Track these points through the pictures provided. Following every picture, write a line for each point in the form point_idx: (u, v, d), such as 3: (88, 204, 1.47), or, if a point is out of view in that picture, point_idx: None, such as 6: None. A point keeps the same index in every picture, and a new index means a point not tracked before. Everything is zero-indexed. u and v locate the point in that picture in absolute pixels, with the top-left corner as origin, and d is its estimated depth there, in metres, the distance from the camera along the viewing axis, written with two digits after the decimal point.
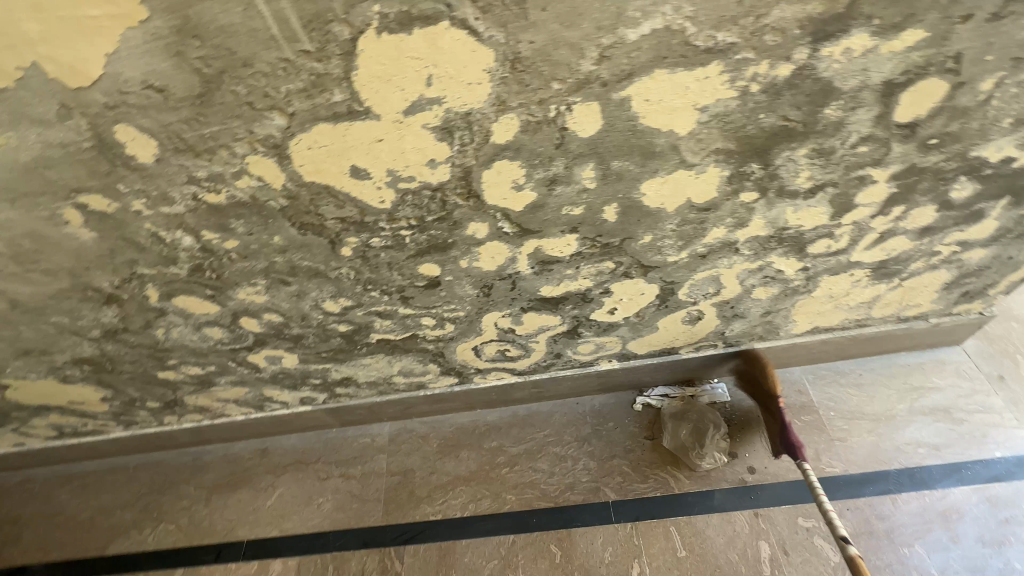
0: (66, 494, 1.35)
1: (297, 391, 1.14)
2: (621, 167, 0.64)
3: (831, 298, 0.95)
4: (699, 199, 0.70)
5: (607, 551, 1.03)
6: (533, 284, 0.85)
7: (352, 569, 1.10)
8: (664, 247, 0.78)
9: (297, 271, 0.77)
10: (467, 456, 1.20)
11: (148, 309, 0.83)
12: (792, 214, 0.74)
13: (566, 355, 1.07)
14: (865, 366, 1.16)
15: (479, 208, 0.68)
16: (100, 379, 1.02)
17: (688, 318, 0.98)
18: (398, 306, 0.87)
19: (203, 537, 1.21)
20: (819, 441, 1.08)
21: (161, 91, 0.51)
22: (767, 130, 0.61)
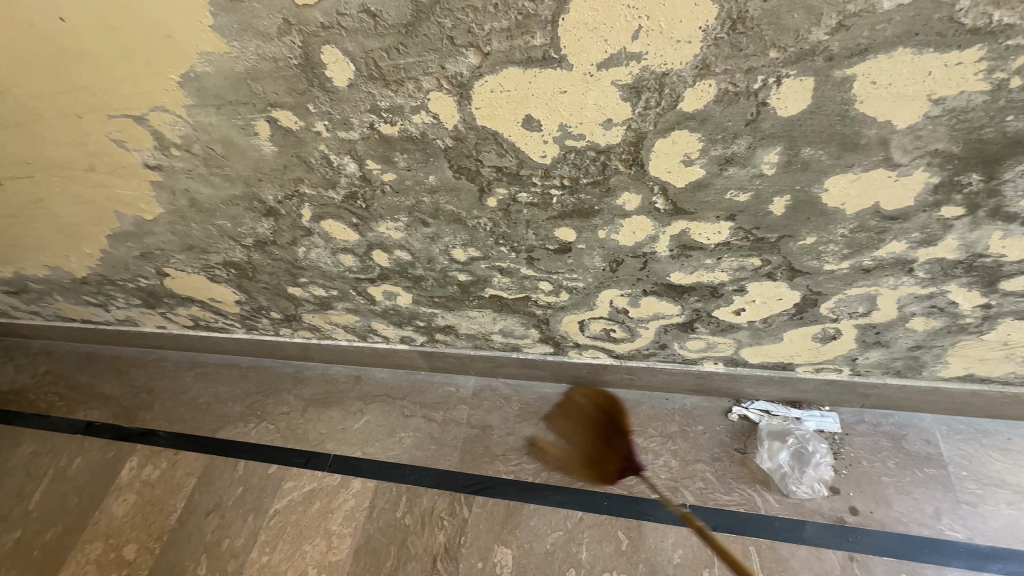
0: (191, 378, 1.54)
1: (401, 329, 1.20)
2: (811, 155, 0.58)
3: (1003, 345, 0.83)
4: (889, 205, 0.62)
5: (677, 553, 1.00)
6: (665, 268, 0.81)
7: (423, 504, 1.16)
8: (825, 253, 0.71)
9: (438, 214, 0.80)
10: (546, 426, 1.21)
11: (299, 228, 0.90)
12: (997, 241, 0.64)
13: (671, 347, 1.03)
14: (1017, 431, 1.01)
15: (639, 178, 0.65)
16: (240, 283, 1.13)
17: (820, 335, 0.90)
18: (521, 265, 0.87)
19: (296, 442, 1.33)
20: (942, 500, 0.96)
21: (375, 16, 0.53)
22: (1009, 137, 0.52)
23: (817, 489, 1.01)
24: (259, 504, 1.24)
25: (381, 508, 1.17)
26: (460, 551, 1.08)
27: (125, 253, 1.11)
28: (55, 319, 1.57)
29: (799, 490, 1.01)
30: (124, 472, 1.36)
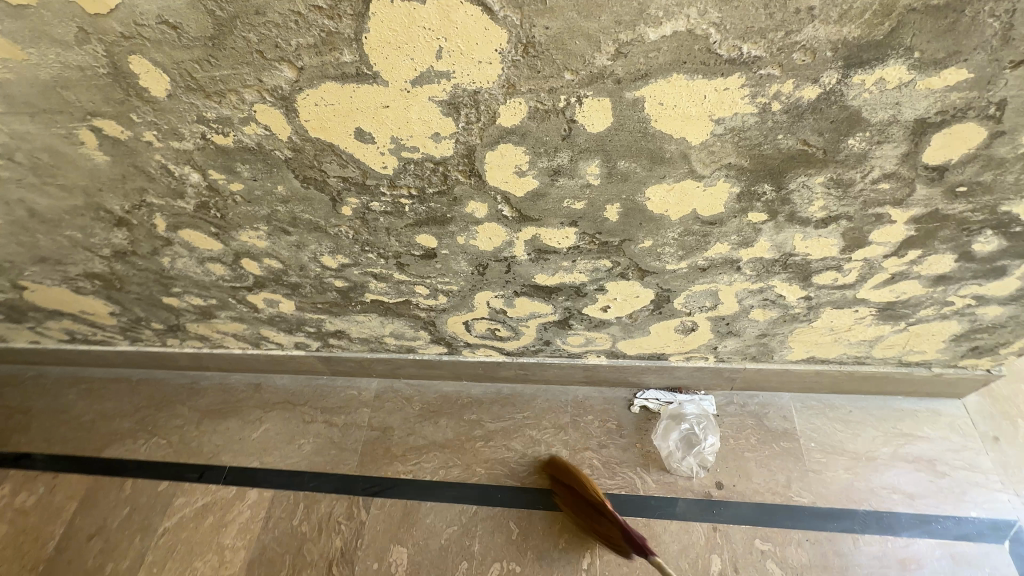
0: (74, 395, 1.43)
1: (293, 336, 1.17)
2: (627, 168, 0.62)
3: (831, 330, 0.93)
4: (705, 211, 0.68)
5: (562, 537, 1.05)
6: (528, 271, 0.84)
7: (320, 510, 1.15)
8: (663, 254, 0.77)
9: (298, 223, 0.79)
10: (445, 424, 1.24)
11: (156, 238, 0.86)
12: (800, 241, 0.71)
13: (555, 343, 1.08)
14: (857, 404, 1.14)
15: (480, 187, 0.68)
16: (109, 295, 1.06)
17: (681, 328, 0.97)
18: (393, 271, 0.88)
19: (190, 456, 1.28)
20: (793, 469, 1.07)
21: (176, 28, 0.52)
22: (784, 152, 0.58)
23: (696, 467, 1.09)
24: (146, 523, 1.19)
25: (277, 518, 1.15)
26: (356, 553, 1.09)
27: None
28: None
29: (681, 468, 1.10)
30: None
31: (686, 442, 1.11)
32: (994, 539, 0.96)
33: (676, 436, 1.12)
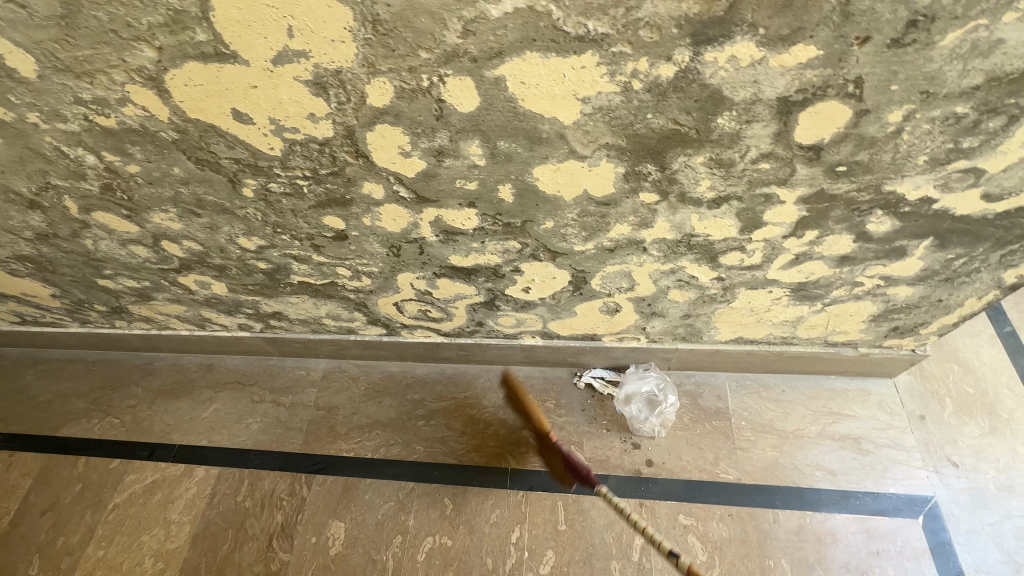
0: (31, 376, 1.45)
1: (234, 317, 1.18)
2: (509, 148, 0.62)
3: (751, 311, 0.93)
4: (597, 192, 0.68)
5: (494, 513, 1.08)
6: (442, 252, 0.85)
7: (264, 487, 1.18)
8: (568, 235, 0.77)
9: (204, 205, 0.79)
10: (389, 403, 1.26)
11: (72, 220, 0.86)
12: (697, 222, 0.71)
13: (488, 324, 1.08)
14: (791, 383, 1.15)
15: (370, 168, 0.67)
16: (44, 278, 1.07)
17: (605, 309, 0.97)
18: (311, 253, 0.88)
19: (141, 435, 1.31)
20: (721, 447, 1.09)
21: (25, 7, 0.51)
22: (657, 132, 0.58)
23: (654, 427, 1.12)
24: (97, 499, 1.22)
25: (222, 494, 1.18)
26: (296, 528, 1.12)
27: None
28: None
29: (642, 430, 1.13)
30: None
31: (638, 409, 1.13)
32: (909, 514, 0.98)
33: (631, 411, 1.14)
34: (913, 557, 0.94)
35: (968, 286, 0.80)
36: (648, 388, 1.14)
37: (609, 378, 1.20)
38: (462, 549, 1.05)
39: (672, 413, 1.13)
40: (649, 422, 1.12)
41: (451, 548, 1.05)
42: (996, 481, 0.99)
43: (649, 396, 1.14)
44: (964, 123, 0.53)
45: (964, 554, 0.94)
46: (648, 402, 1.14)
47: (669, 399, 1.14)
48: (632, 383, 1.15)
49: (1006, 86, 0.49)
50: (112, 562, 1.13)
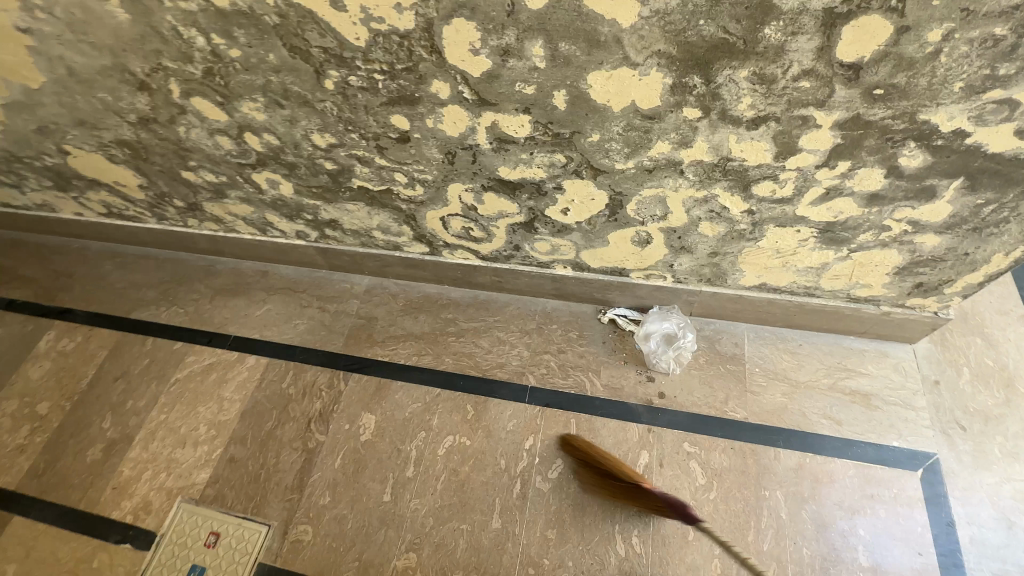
0: (110, 266, 1.62)
1: (294, 223, 1.30)
2: (568, 51, 0.68)
3: (777, 253, 0.98)
4: (644, 104, 0.73)
5: (511, 422, 1.17)
6: (492, 162, 0.92)
7: (306, 378, 1.31)
8: (612, 151, 0.83)
9: (289, 96, 0.88)
10: (424, 319, 1.36)
11: (172, 104, 0.97)
12: (735, 143, 0.76)
13: (524, 249, 1.16)
14: (809, 339, 1.18)
15: (441, 65, 0.75)
16: (137, 166, 1.21)
17: (637, 239, 1.03)
18: (374, 154, 0.97)
19: (201, 324, 1.45)
20: (733, 389, 1.15)
21: None
22: (707, 41, 0.63)
23: (671, 363, 1.18)
24: (162, 373, 1.37)
25: (269, 380, 1.32)
26: (332, 415, 1.24)
27: (20, 125, 1.17)
28: None
29: (659, 364, 1.18)
30: (41, 343, 1.48)
31: (659, 344, 1.19)
32: (908, 466, 1.02)
33: (650, 346, 1.19)
34: (907, 503, 0.98)
35: (996, 239, 0.82)
36: (671, 327, 1.19)
37: (633, 317, 1.25)
38: (479, 449, 1.14)
39: (689, 352, 1.19)
40: (667, 357, 1.18)
41: (469, 447, 1.15)
42: (1002, 447, 1.02)
43: (670, 334, 1.19)
44: (1002, 47, 0.56)
45: (959, 507, 0.97)
46: (669, 339, 1.19)
47: (689, 338, 1.19)
48: (656, 320, 1.20)
49: None
50: (172, 425, 1.28)
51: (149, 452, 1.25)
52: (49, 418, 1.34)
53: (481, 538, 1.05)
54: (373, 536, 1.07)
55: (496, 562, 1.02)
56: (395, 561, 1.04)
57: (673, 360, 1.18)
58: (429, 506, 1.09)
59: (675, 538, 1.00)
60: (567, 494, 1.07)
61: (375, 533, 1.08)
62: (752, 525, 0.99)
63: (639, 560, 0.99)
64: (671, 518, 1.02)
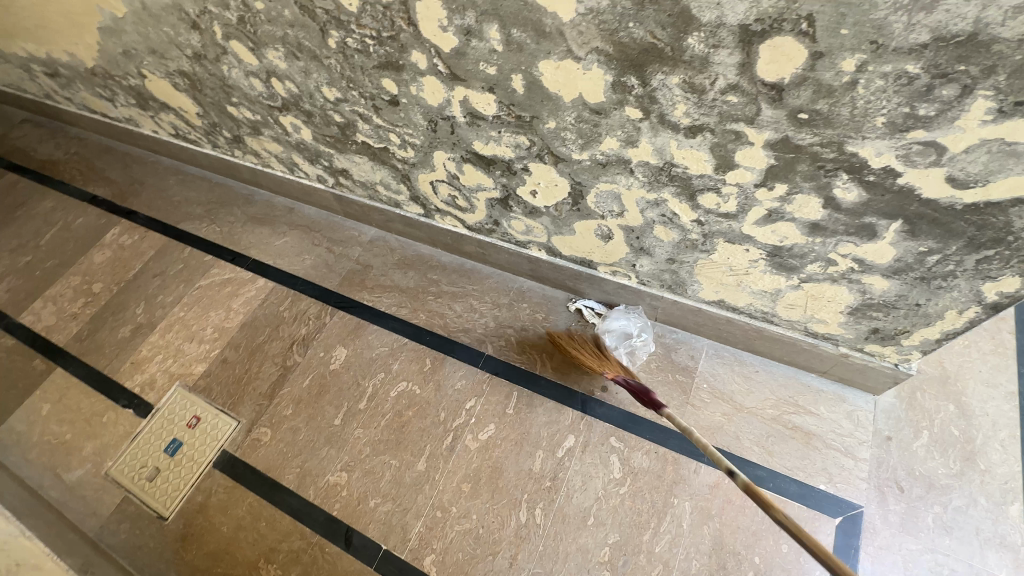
0: (174, 181, 1.88)
1: (314, 167, 1.44)
2: (520, 38, 0.74)
3: (730, 270, 0.97)
4: (591, 97, 0.77)
5: (461, 381, 1.26)
6: (468, 135, 0.99)
7: (300, 306, 1.46)
8: (568, 140, 0.87)
9: (302, 50, 1.00)
10: (412, 275, 1.47)
11: (217, 45, 1.13)
12: (676, 149, 0.78)
13: (502, 225, 1.23)
14: (768, 367, 1.16)
15: (417, 37, 0.83)
16: (194, 95, 1.40)
17: (600, 232, 1.07)
18: (372, 113, 1.08)
19: (230, 243, 1.66)
20: (675, 398, 1.16)
21: None
22: (638, 44, 0.66)
23: (627, 363, 1.20)
24: (190, 278, 1.59)
25: (271, 301, 1.49)
26: (313, 342, 1.39)
27: (112, 48, 1.39)
28: (85, 109, 1.95)
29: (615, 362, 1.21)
30: (108, 235, 1.76)
31: (619, 342, 1.21)
32: (827, 511, 0.99)
33: (607, 342, 1.22)
34: None
35: (946, 293, 0.78)
36: (632, 325, 1.22)
37: (599, 312, 1.29)
38: (426, 399, 1.24)
39: (643, 353, 1.21)
40: (619, 354, 1.20)
41: (417, 395, 1.25)
42: (937, 518, 0.97)
43: (628, 333, 1.22)
44: (917, 85, 0.55)
45: (867, 563, 0.94)
46: (627, 337, 1.21)
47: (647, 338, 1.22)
48: (619, 317, 1.23)
49: (955, 49, 0.52)
50: (187, 322, 1.50)
51: (165, 341, 1.47)
52: (100, 296, 1.61)
53: (404, 475, 1.15)
54: (317, 450, 1.21)
55: (411, 499, 1.12)
56: (329, 476, 1.18)
57: (627, 358, 1.20)
58: (369, 437, 1.21)
59: (575, 519, 1.05)
60: (490, 456, 1.15)
61: (320, 448, 1.22)
62: (651, 525, 1.02)
63: (535, 529, 1.05)
64: (576, 500, 1.07)
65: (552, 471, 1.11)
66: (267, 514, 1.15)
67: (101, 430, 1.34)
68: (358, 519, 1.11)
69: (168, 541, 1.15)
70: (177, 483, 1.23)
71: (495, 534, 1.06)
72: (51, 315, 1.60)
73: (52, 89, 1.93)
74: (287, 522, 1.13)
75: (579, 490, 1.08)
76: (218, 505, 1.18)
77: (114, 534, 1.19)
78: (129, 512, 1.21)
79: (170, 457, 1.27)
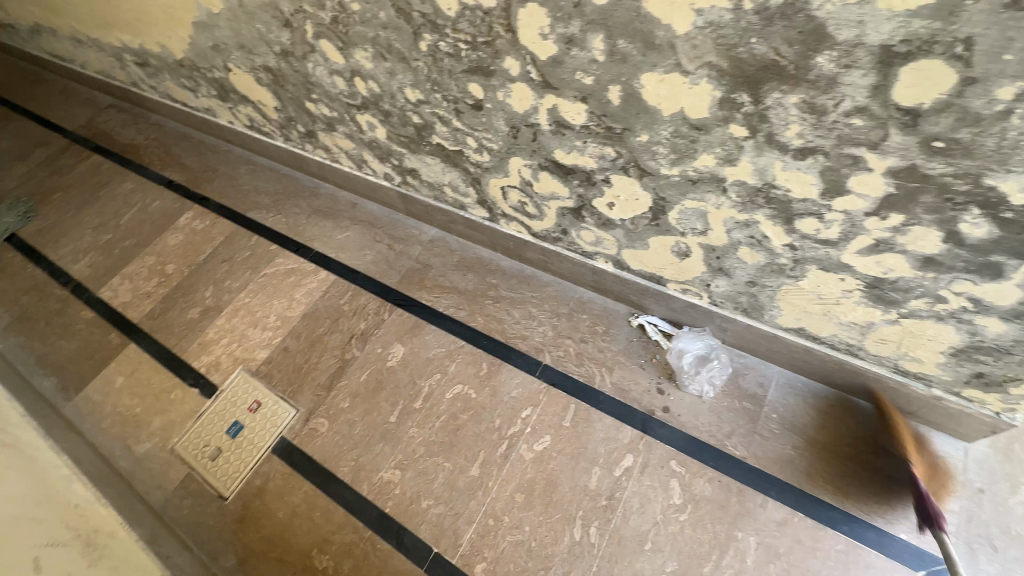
0: (244, 170, 1.95)
1: (383, 165, 1.46)
2: (626, 49, 0.72)
3: (819, 299, 0.92)
4: (692, 113, 0.75)
5: (517, 389, 1.25)
6: (550, 143, 0.98)
7: (360, 301, 1.49)
8: (658, 154, 0.85)
9: (391, 52, 1.02)
10: (471, 278, 1.47)
11: (306, 43, 1.16)
12: (780, 171, 0.74)
13: (571, 234, 1.21)
14: (845, 403, 1.10)
15: (514, 44, 0.82)
16: (275, 90, 1.44)
17: (676, 249, 1.03)
18: (452, 116, 1.08)
19: (295, 234, 1.70)
20: (741, 426, 1.11)
21: None
22: (758, 60, 0.63)
23: (703, 388, 1.16)
24: (256, 265, 1.65)
25: (332, 294, 1.52)
26: (371, 337, 1.41)
27: (203, 42, 1.45)
28: (167, 98, 2.05)
29: (691, 386, 1.17)
30: (182, 219, 1.85)
31: (694, 365, 1.18)
32: (907, 563, 0.93)
33: (682, 365, 1.18)
34: None
35: None
36: (700, 347, 1.18)
37: (663, 330, 1.25)
38: (481, 404, 1.24)
39: (721, 378, 1.17)
40: (697, 382, 1.17)
41: (473, 399, 1.25)
42: None
43: (703, 356, 1.18)
44: None
45: None
46: (700, 364, 1.18)
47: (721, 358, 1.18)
48: (685, 343, 1.20)
49: None
50: (252, 308, 1.55)
51: (230, 324, 1.53)
52: (172, 277, 1.69)
53: (457, 479, 1.15)
54: (372, 446, 1.23)
55: (464, 503, 1.12)
56: (383, 472, 1.19)
57: (707, 385, 1.16)
58: (423, 437, 1.22)
59: (632, 542, 1.02)
60: (545, 468, 1.13)
61: (374, 444, 1.23)
62: (712, 557, 0.98)
63: (590, 549, 1.03)
64: (633, 522, 1.04)
65: (608, 489, 1.08)
66: (321, 504, 1.17)
67: (168, 406, 1.40)
68: (410, 519, 1.12)
69: (226, 521, 1.19)
70: (238, 465, 1.27)
71: (548, 548, 1.04)
72: (127, 292, 1.69)
73: (139, 77, 2.04)
74: (341, 514, 1.15)
75: (637, 512, 1.05)
76: (275, 491, 1.21)
77: (177, 508, 1.23)
78: (191, 488, 1.26)
79: (231, 438, 1.31)
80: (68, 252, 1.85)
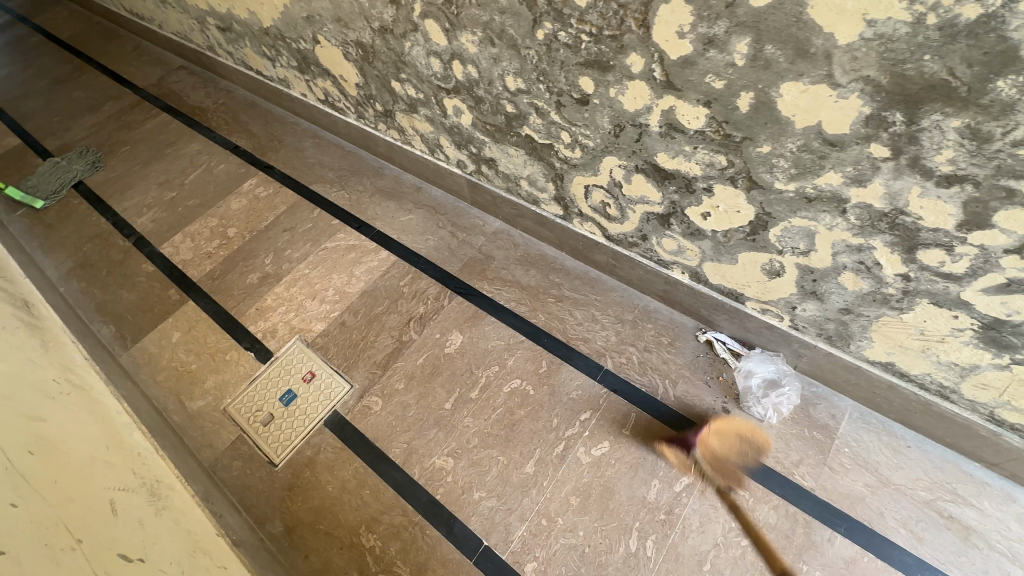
0: (309, 143, 1.97)
1: (459, 151, 1.46)
2: (772, 55, 0.70)
3: (920, 334, 0.89)
4: (830, 128, 0.72)
5: (576, 391, 1.23)
6: (655, 145, 0.96)
7: (420, 284, 1.48)
8: (776, 168, 0.83)
9: (502, 37, 1.01)
10: (533, 274, 1.45)
11: (410, 21, 1.16)
12: (916, 197, 0.72)
13: (651, 241, 1.19)
14: (922, 445, 1.06)
15: (645, 40, 0.81)
16: (362, 66, 1.45)
17: (768, 267, 1.00)
18: (552, 109, 1.07)
19: (357, 211, 1.71)
20: (810, 456, 1.08)
21: None
22: (925, 79, 0.61)
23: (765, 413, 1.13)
24: (317, 238, 1.65)
25: (392, 275, 1.52)
26: (429, 321, 1.41)
27: (297, 12, 1.47)
28: (241, 65, 2.08)
29: (753, 408, 1.14)
30: (246, 185, 1.87)
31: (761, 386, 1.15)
32: None
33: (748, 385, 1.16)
34: None
35: None
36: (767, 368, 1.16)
37: (731, 347, 1.23)
38: (539, 402, 1.22)
39: (786, 407, 1.13)
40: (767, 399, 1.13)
41: (531, 396, 1.24)
42: None
43: (772, 379, 1.15)
44: None
45: None
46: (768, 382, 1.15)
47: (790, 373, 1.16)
48: (751, 365, 1.17)
49: None
50: (311, 280, 1.56)
51: (288, 293, 1.54)
52: (233, 241, 1.71)
53: (511, 475, 1.13)
54: (425, 431, 1.22)
55: (516, 499, 1.10)
56: (435, 458, 1.18)
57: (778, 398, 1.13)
58: (478, 427, 1.21)
59: (690, 560, 1.00)
60: (603, 474, 1.11)
61: (428, 429, 1.22)
62: None
63: (645, 562, 1.00)
64: (692, 541, 1.01)
65: (667, 504, 1.06)
66: (371, 483, 1.17)
67: (223, 367, 1.41)
68: (460, 508, 1.11)
69: (275, 487, 1.19)
70: (289, 433, 1.27)
71: (602, 557, 1.02)
72: (188, 250, 1.71)
73: (217, 42, 2.07)
74: (390, 495, 1.14)
75: (696, 531, 1.02)
76: (325, 463, 1.21)
77: (227, 469, 1.24)
78: (242, 451, 1.26)
79: (284, 406, 1.31)
80: (133, 205, 1.89)
